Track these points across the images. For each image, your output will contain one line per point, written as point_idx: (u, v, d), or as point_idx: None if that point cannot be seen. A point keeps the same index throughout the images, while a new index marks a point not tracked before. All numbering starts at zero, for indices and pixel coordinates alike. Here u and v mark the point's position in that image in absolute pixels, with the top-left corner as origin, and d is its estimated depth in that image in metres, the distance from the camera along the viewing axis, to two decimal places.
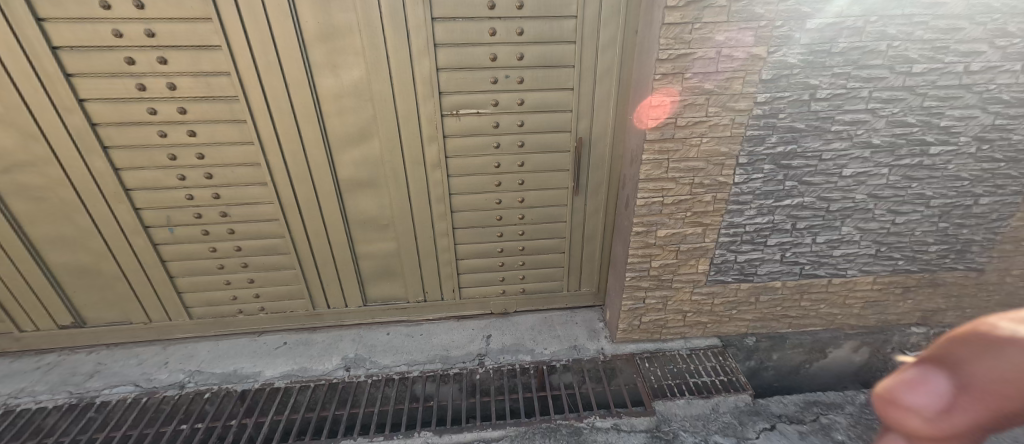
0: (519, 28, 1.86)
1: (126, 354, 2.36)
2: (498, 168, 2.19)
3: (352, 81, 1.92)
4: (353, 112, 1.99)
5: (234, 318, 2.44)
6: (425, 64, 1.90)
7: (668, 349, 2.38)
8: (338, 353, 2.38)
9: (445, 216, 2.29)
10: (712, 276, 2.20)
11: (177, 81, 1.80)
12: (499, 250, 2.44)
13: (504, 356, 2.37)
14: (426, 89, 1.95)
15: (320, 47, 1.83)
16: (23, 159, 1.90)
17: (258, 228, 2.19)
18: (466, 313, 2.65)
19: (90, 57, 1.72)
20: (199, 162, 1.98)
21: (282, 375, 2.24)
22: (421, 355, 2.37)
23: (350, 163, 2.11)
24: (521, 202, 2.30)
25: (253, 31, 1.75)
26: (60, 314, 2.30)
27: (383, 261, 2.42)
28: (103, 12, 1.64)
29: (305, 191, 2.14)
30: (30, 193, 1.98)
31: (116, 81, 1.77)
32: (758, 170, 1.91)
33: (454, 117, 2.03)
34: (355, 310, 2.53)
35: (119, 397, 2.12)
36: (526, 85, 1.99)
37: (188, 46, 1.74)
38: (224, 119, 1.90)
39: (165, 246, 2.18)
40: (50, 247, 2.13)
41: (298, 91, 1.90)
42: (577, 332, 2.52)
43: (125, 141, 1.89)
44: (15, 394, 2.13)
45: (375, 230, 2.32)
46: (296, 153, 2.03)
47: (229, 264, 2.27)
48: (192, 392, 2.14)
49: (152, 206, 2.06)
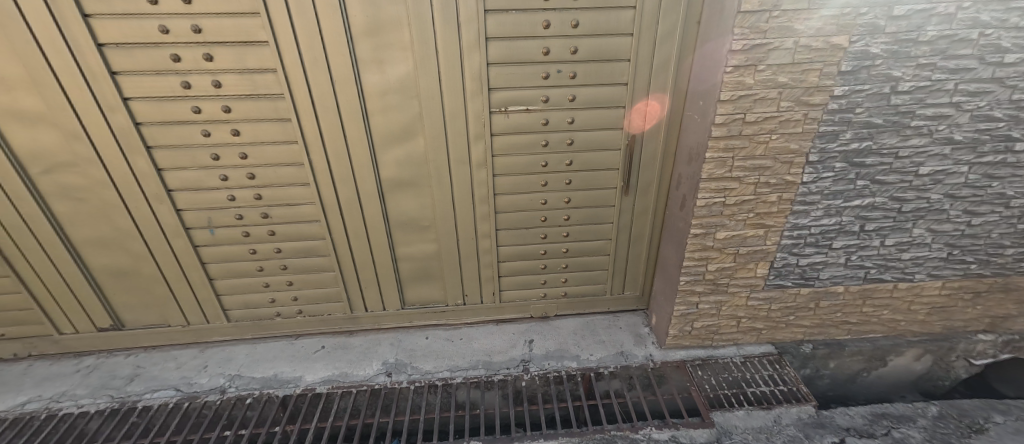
0: (574, 20, 1.76)
1: (164, 357, 2.32)
2: (545, 167, 2.10)
3: (398, 77, 1.84)
4: (398, 109, 1.91)
5: (271, 321, 2.40)
6: (475, 59, 1.81)
7: (720, 356, 2.27)
8: (377, 358, 2.31)
9: (488, 217, 2.21)
10: (770, 281, 2.09)
11: (223, 79, 1.74)
12: (543, 252, 2.35)
13: (549, 362, 2.28)
14: (475, 85, 1.87)
15: (367, 42, 1.76)
16: (66, 159, 1.86)
17: (298, 229, 2.14)
18: (505, 317, 2.57)
19: (136, 54, 1.67)
20: (242, 162, 1.93)
21: (323, 380, 2.18)
22: (463, 361, 2.29)
23: (393, 163, 2.04)
24: (568, 202, 2.21)
25: (300, 25, 1.68)
26: (99, 317, 2.27)
27: (422, 263, 2.35)
28: (150, 7, 1.58)
29: (347, 192, 2.07)
30: (71, 194, 1.94)
31: (161, 79, 1.72)
32: (828, 169, 1.79)
33: (502, 114, 1.95)
34: (392, 313, 2.47)
35: (161, 402, 2.07)
36: (579, 80, 1.89)
37: (234, 42, 1.69)
38: (268, 118, 1.85)
39: (205, 248, 2.14)
40: (90, 249, 2.09)
41: (343, 87, 1.83)
42: (622, 337, 2.42)
43: (168, 141, 1.84)
44: (56, 398, 2.09)
45: (415, 232, 2.24)
46: (339, 152, 1.97)
47: (268, 266, 2.23)
48: (233, 397, 2.10)
49: (193, 207, 2.02)
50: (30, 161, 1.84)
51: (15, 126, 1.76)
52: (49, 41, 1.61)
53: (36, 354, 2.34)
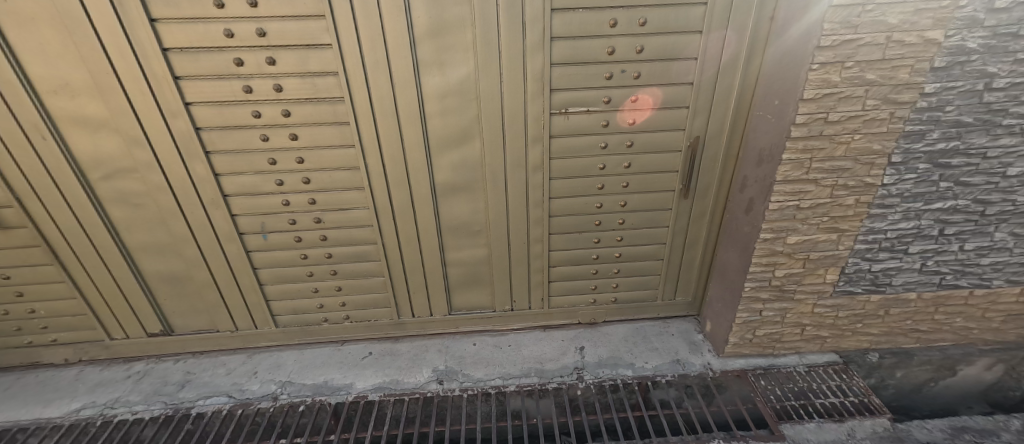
0: (642, 18, 1.70)
1: (213, 363, 2.30)
2: (602, 170, 2.04)
3: (459, 79, 1.80)
4: (456, 112, 1.87)
5: (319, 327, 2.37)
6: (538, 60, 1.76)
7: (782, 365, 2.18)
8: (427, 364, 2.27)
9: (541, 221, 2.16)
10: (840, 287, 2.00)
11: (284, 82, 1.73)
12: (595, 257, 2.29)
13: (604, 370, 2.21)
14: (536, 86, 1.82)
15: (429, 43, 1.72)
16: (126, 165, 1.85)
17: (350, 234, 2.11)
18: (553, 323, 2.51)
19: (200, 59, 1.66)
20: (299, 166, 1.91)
21: (375, 387, 2.14)
22: (515, 368, 2.23)
23: (448, 166, 1.99)
24: (623, 206, 2.14)
25: (364, 27, 1.65)
26: (150, 322, 2.26)
27: (472, 268, 2.30)
28: (216, 11, 1.57)
29: (401, 196, 2.03)
30: (128, 199, 1.93)
31: (223, 83, 1.71)
32: (911, 170, 1.71)
33: (562, 115, 1.89)
34: (439, 319, 2.42)
35: (214, 409, 2.05)
36: (643, 79, 1.83)
37: (297, 45, 1.67)
38: (326, 121, 1.82)
39: (257, 253, 2.12)
40: (144, 255, 2.08)
41: (403, 90, 1.79)
42: (676, 345, 2.34)
43: (228, 146, 1.83)
44: (110, 404, 2.08)
45: (466, 236, 2.20)
46: (395, 156, 1.93)
47: (318, 271, 2.20)
48: (286, 404, 2.07)
49: (248, 212, 2.00)
50: (90, 167, 1.84)
51: (78, 131, 1.76)
52: (116, 46, 1.60)
53: (86, 360, 2.34)
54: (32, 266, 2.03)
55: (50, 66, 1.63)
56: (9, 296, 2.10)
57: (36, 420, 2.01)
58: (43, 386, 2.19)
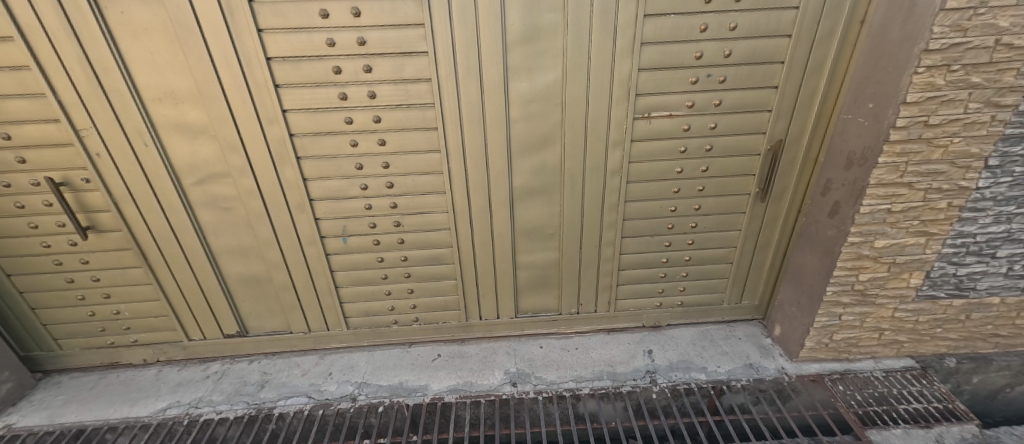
0: (733, 23, 1.71)
1: (288, 364, 2.34)
2: (679, 174, 2.04)
3: (546, 84, 1.82)
4: (540, 116, 1.89)
5: (388, 329, 2.41)
6: (625, 65, 1.78)
7: (859, 369, 2.17)
8: (498, 367, 2.28)
9: (615, 225, 2.17)
10: (922, 291, 1.98)
11: (378, 89, 1.77)
12: (664, 260, 2.29)
13: (676, 373, 2.20)
14: (622, 92, 1.83)
15: (521, 49, 1.74)
16: (219, 170, 1.91)
17: (427, 237, 2.14)
18: (617, 326, 2.51)
19: (301, 67, 1.71)
20: (384, 171, 1.95)
21: (449, 389, 2.16)
22: (587, 371, 2.24)
23: (527, 170, 2.01)
24: (697, 209, 2.14)
25: (460, 34, 1.69)
26: (227, 324, 2.31)
27: (541, 271, 2.31)
28: (321, 21, 1.63)
29: (479, 200, 2.06)
30: (218, 203, 1.99)
31: (320, 91, 1.76)
32: (1007, 173, 1.69)
33: (645, 120, 1.90)
34: (506, 321, 2.44)
35: (295, 409, 2.08)
36: (728, 84, 1.84)
37: (394, 53, 1.71)
38: (415, 127, 1.86)
39: (336, 256, 2.16)
40: (228, 258, 2.13)
41: (491, 95, 1.82)
42: (746, 348, 2.33)
43: (319, 151, 1.88)
44: (195, 404, 2.12)
45: (539, 239, 2.21)
46: (477, 160, 1.96)
47: (392, 274, 2.24)
48: (365, 405, 2.10)
49: (331, 216, 2.05)
50: (185, 172, 1.90)
51: (177, 138, 1.82)
52: (222, 55, 1.66)
53: (163, 360, 2.39)
54: (122, 269, 2.09)
55: (157, 75, 1.69)
56: (96, 297, 2.16)
57: (125, 419, 2.06)
58: (125, 385, 2.25)
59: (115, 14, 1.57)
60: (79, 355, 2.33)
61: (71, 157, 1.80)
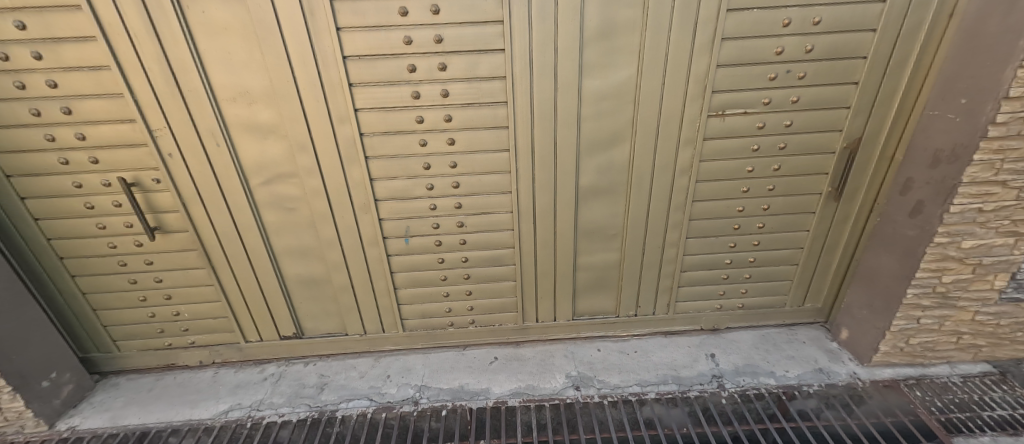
0: (817, 17, 1.66)
1: (344, 366, 2.33)
2: (750, 173, 1.99)
3: (619, 82, 1.78)
4: (611, 114, 1.85)
5: (443, 331, 2.38)
6: (703, 62, 1.73)
7: (934, 374, 2.11)
8: (559, 370, 2.24)
9: (679, 225, 2.12)
10: (1006, 294, 1.91)
11: (451, 88, 1.75)
12: (728, 261, 2.24)
13: (744, 378, 2.14)
14: (697, 89, 1.78)
15: (596, 46, 1.70)
16: (286, 170, 1.89)
17: (489, 238, 2.12)
18: (675, 328, 2.46)
19: (376, 66, 1.69)
20: (451, 171, 1.93)
21: (512, 393, 2.13)
22: (650, 375, 2.19)
23: (594, 170, 1.97)
24: (766, 209, 2.09)
25: (537, 31, 1.65)
26: (284, 325, 2.30)
27: (601, 273, 2.27)
28: (399, 19, 1.61)
29: (544, 200, 2.03)
30: (283, 204, 1.97)
31: (393, 90, 1.74)
32: None
33: (718, 117, 1.85)
34: (562, 323, 2.40)
35: (359, 412, 2.07)
36: (807, 80, 1.79)
37: (470, 51, 1.68)
38: (485, 126, 1.84)
39: (396, 257, 2.14)
40: (289, 259, 2.12)
41: (563, 93, 1.78)
42: (812, 352, 2.27)
43: (388, 151, 1.86)
44: (257, 406, 2.11)
45: (601, 240, 2.17)
46: (545, 159, 1.92)
47: (451, 275, 2.21)
48: (429, 409, 2.07)
49: (395, 216, 2.03)
50: (253, 172, 1.89)
51: (247, 138, 1.81)
52: (299, 54, 1.65)
53: (218, 362, 2.38)
54: (185, 270, 2.09)
55: (233, 75, 1.68)
56: (157, 298, 2.15)
57: (188, 421, 2.04)
58: (184, 387, 2.23)
59: (196, 13, 1.56)
60: (136, 357, 2.32)
61: (143, 157, 1.80)
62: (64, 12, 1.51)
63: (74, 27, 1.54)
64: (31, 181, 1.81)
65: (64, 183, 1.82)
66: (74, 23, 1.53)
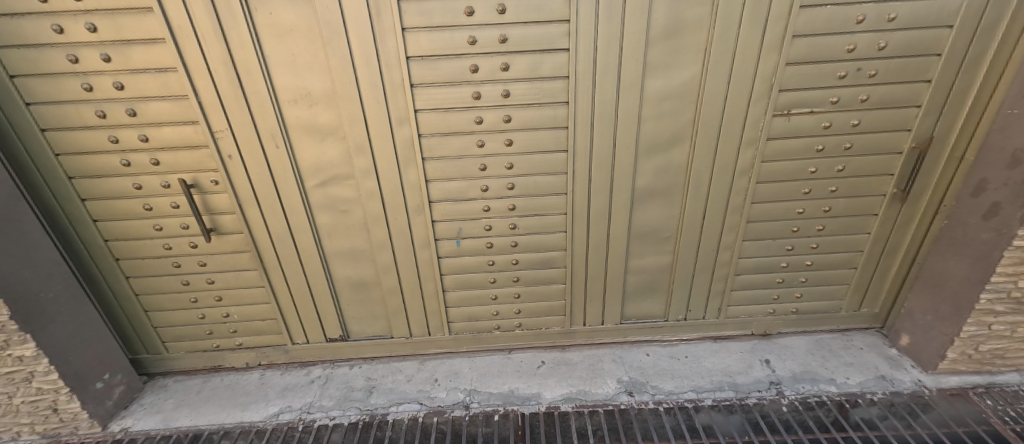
0: (892, 13, 1.61)
1: (390, 369, 2.31)
2: (813, 173, 1.94)
3: (683, 81, 1.74)
4: (673, 114, 1.81)
5: (489, 335, 2.35)
6: (772, 60, 1.69)
7: (1004, 383, 2.03)
8: (610, 375, 2.20)
9: (737, 227, 2.07)
10: None
11: (513, 88, 1.73)
12: (785, 264, 2.18)
13: (803, 385, 2.08)
14: (763, 88, 1.74)
15: (661, 45, 1.67)
16: (343, 172, 1.89)
17: (541, 240, 2.09)
18: (725, 334, 2.40)
19: (438, 66, 1.68)
20: (506, 172, 1.91)
21: (564, 398, 2.09)
22: (705, 381, 2.13)
23: (651, 171, 1.93)
24: (827, 211, 2.03)
25: (603, 30, 1.62)
26: (331, 327, 2.29)
27: (652, 276, 2.22)
28: (465, 19, 1.59)
29: (600, 202, 1.99)
30: (337, 205, 1.97)
31: (454, 90, 1.73)
32: None
33: (784, 117, 1.80)
34: (610, 328, 2.36)
35: (410, 416, 2.04)
36: (878, 78, 1.74)
37: (534, 50, 1.66)
38: (544, 126, 1.81)
39: (447, 259, 2.12)
40: (340, 261, 2.11)
41: (626, 93, 1.75)
42: (871, 359, 2.21)
43: (445, 152, 1.85)
44: (307, 409, 2.10)
45: (654, 243, 2.13)
46: (603, 160, 1.89)
47: (501, 278, 2.19)
48: (481, 413, 2.03)
49: (448, 218, 2.01)
50: (309, 174, 1.88)
51: (306, 140, 1.81)
52: (363, 55, 1.64)
53: (264, 364, 2.37)
54: (237, 272, 2.09)
55: (296, 77, 1.68)
56: (208, 300, 2.15)
57: (240, 424, 2.03)
58: (232, 390, 2.23)
59: (264, 15, 1.57)
60: (183, 358, 2.32)
61: (203, 159, 1.80)
62: (135, 15, 1.52)
63: (144, 29, 1.55)
64: (93, 183, 1.82)
65: (124, 184, 1.83)
66: (144, 25, 1.55)
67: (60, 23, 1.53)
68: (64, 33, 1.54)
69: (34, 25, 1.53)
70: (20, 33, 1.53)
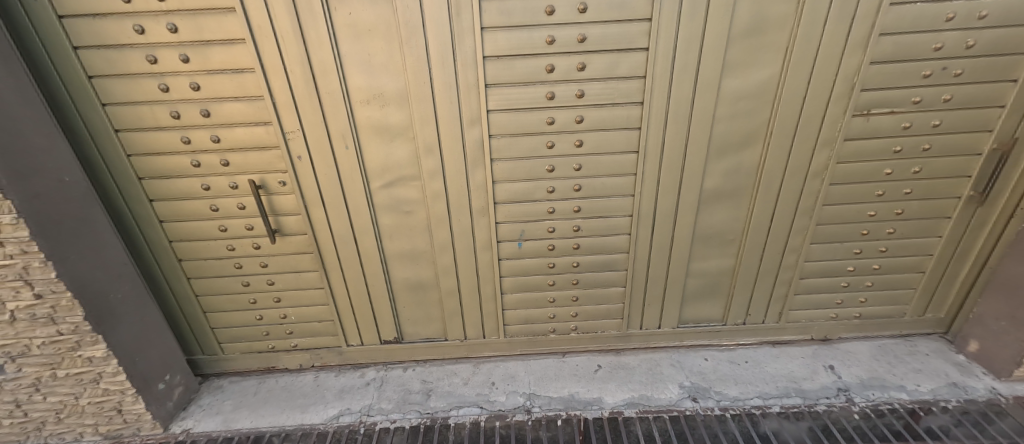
0: (984, 11, 1.56)
1: (445, 372, 2.29)
2: (888, 175, 1.90)
3: (761, 81, 1.70)
4: (747, 114, 1.77)
5: (544, 337, 2.33)
6: (855, 59, 1.65)
7: None
8: (670, 380, 2.16)
9: (804, 230, 2.02)
10: None
11: (587, 88, 1.70)
12: (851, 268, 2.14)
13: (873, 392, 2.03)
14: (844, 87, 1.70)
15: (742, 44, 1.63)
16: (409, 173, 1.87)
17: (604, 242, 2.06)
18: (783, 338, 2.36)
19: (513, 66, 1.65)
20: (574, 173, 1.88)
21: (627, 403, 2.05)
22: (770, 387, 2.09)
23: (721, 172, 1.89)
24: (899, 214, 1.99)
25: (685, 28, 1.58)
26: (386, 329, 2.27)
27: (713, 279, 2.18)
28: (545, 18, 1.57)
29: (666, 204, 1.96)
30: (401, 207, 1.95)
31: (528, 90, 1.70)
32: None
33: (863, 117, 1.76)
34: (667, 332, 2.32)
35: (471, 420, 2.01)
36: (963, 77, 1.69)
37: (612, 50, 1.63)
38: (616, 127, 1.78)
39: (507, 261, 2.10)
40: (399, 262, 2.10)
41: (702, 93, 1.71)
42: (940, 366, 2.15)
43: (514, 153, 1.83)
44: (367, 411, 2.08)
45: (718, 245, 2.08)
46: (673, 161, 1.85)
47: (560, 280, 2.16)
48: (543, 418, 2.00)
49: (512, 220, 1.99)
50: (376, 175, 1.87)
51: (375, 141, 1.79)
52: (439, 56, 1.62)
53: (318, 366, 2.36)
54: (298, 273, 2.08)
55: (371, 77, 1.67)
56: (267, 301, 2.15)
57: (301, 426, 2.02)
58: (289, 391, 2.22)
59: (343, 15, 1.55)
60: (238, 359, 2.32)
61: (273, 160, 1.80)
62: (217, 15, 1.52)
63: (224, 30, 1.55)
64: (162, 184, 1.81)
65: (192, 185, 1.83)
66: (225, 26, 1.54)
67: (141, 24, 1.52)
68: (144, 33, 1.54)
69: (115, 26, 1.52)
70: (102, 33, 1.53)
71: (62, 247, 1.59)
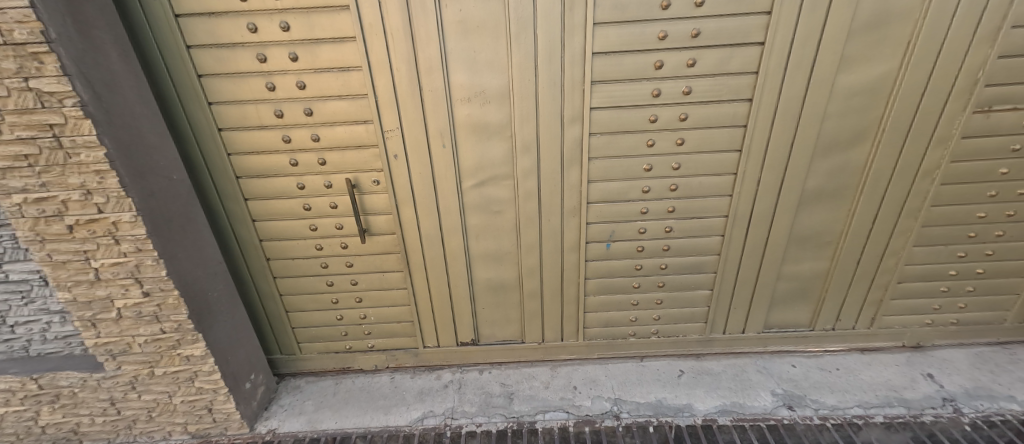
0: None
1: (523, 375, 2.25)
2: (1003, 174, 1.81)
3: (878, 77, 1.63)
4: (859, 112, 1.70)
5: (623, 341, 2.28)
6: (981, 53, 1.57)
7: None
8: (761, 387, 2.09)
9: (907, 232, 1.95)
10: None
11: (696, 84, 1.65)
12: (953, 272, 2.05)
13: (982, 403, 1.93)
14: (965, 83, 1.63)
15: (863, 38, 1.55)
16: (503, 172, 1.84)
17: (695, 244, 2.01)
18: (873, 345, 2.27)
19: (621, 62, 1.61)
20: (672, 172, 1.83)
21: (719, 410, 1.99)
22: (870, 396, 2.00)
23: (824, 172, 1.82)
24: (1010, 215, 1.90)
25: (805, 21, 1.52)
26: (464, 331, 2.25)
27: (804, 282, 2.11)
28: (659, 13, 1.52)
29: (765, 204, 1.89)
30: (490, 207, 1.92)
31: (634, 86, 1.66)
32: None
33: (982, 114, 1.69)
34: (751, 337, 2.26)
35: (559, 425, 1.97)
36: None
37: (725, 45, 1.58)
38: (721, 124, 1.73)
39: (594, 262, 2.06)
40: (483, 263, 2.07)
41: (815, 89, 1.64)
42: None
43: (612, 152, 1.79)
44: (451, 414, 2.05)
45: (813, 248, 2.02)
46: (777, 160, 1.79)
47: (645, 282, 2.12)
48: (634, 424, 1.94)
49: (603, 220, 1.94)
50: (469, 174, 1.84)
51: (472, 140, 1.77)
52: (546, 52, 1.59)
53: (393, 367, 2.35)
54: (382, 273, 2.07)
55: (474, 75, 1.64)
56: (349, 301, 2.14)
57: (387, 428, 2.00)
58: (368, 392, 2.20)
59: (453, 11, 1.53)
60: (315, 359, 2.32)
61: (370, 158, 1.79)
62: (330, 13, 1.51)
63: (335, 28, 1.54)
64: (259, 183, 1.82)
65: (288, 184, 1.82)
66: (337, 23, 1.53)
67: (255, 22, 1.52)
68: (256, 32, 1.54)
69: (229, 24, 1.52)
70: (216, 32, 1.53)
71: (171, 246, 1.59)
